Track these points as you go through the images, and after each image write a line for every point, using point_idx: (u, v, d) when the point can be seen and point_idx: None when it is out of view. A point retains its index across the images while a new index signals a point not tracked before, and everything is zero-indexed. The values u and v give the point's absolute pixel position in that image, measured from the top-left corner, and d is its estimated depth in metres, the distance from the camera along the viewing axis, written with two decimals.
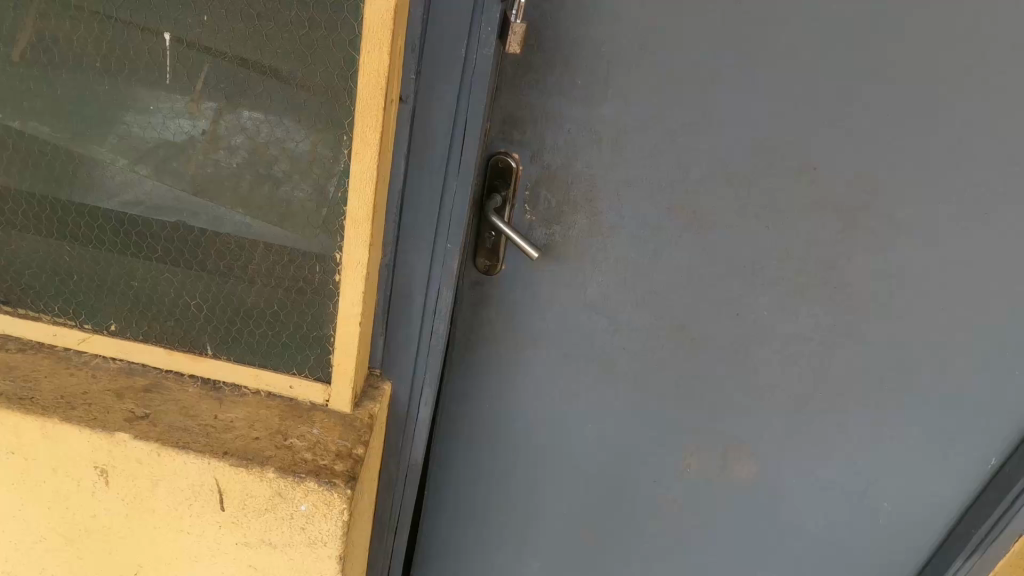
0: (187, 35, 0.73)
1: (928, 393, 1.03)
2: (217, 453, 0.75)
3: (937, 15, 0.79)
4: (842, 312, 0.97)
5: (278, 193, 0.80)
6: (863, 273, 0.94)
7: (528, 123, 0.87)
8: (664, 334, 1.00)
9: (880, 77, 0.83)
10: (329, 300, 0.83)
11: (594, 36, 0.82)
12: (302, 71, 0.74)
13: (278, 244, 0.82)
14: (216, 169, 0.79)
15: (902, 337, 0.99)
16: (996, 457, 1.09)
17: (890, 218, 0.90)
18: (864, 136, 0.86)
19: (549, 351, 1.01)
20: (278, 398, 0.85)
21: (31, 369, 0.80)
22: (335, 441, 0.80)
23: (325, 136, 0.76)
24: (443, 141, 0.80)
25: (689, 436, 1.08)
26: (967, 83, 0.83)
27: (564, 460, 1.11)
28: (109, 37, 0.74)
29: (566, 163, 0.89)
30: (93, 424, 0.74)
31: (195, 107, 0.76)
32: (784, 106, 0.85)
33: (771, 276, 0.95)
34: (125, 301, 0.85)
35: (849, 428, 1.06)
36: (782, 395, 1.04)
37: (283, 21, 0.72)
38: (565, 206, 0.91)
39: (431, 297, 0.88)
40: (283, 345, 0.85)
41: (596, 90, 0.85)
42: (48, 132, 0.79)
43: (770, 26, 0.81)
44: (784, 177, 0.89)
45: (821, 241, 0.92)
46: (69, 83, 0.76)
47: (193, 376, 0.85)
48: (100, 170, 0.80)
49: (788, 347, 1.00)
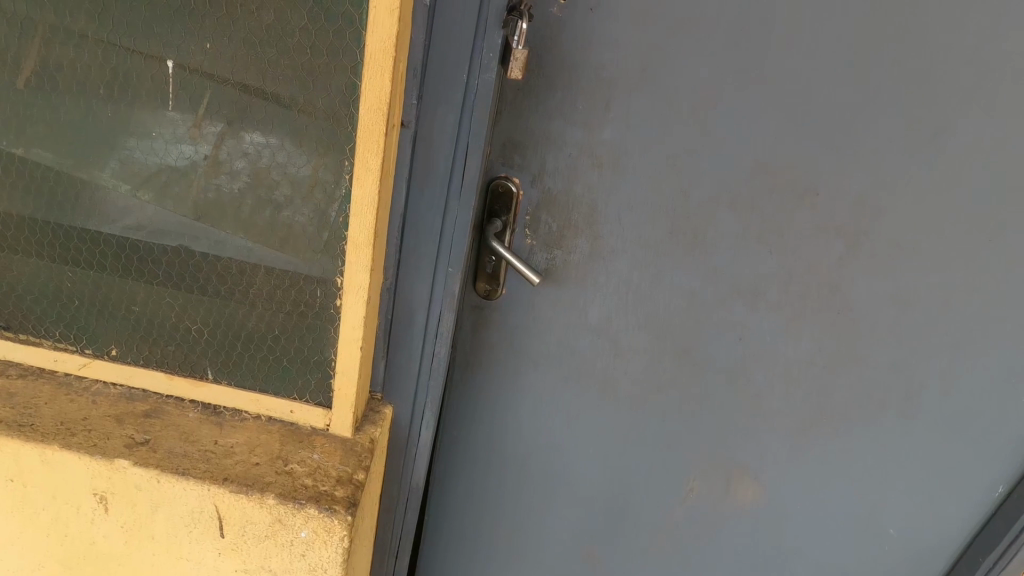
0: (188, 61, 0.73)
1: (935, 421, 1.01)
2: (217, 479, 0.75)
3: (947, 42, 0.78)
4: (848, 339, 0.95)
5: (279, 218, 0.79)
6: (870, 301, 0.92)
7: (529, 147, 0.86)
8: (666, 358, 0.98)
9: (890, 102, 0.81)
10: (329, 325, 0.82)
11: (597, 59, 0.80)
12: (304, 95, 0.73)
13: (279, 269, 0.81)
14: (218, 194, 0.79)
15: (909, 364, 0.97)
16: (1003, 485, 1.07)
17: (899, 246, 0.89)
18: (873, 162, 0.84)
19: (550, 373, 1.00)
20: (279, 422, 0.84)
21: (31, 396, 0.80)
22: (335, 467, 0.80)
23: (326, 161, 0.75)
24: (444, 166, 0.79)
25: (691, 459, 1.07)
26: (977, 109, 0.81)
27: (563, 482, 1.10)
28: (113, 63, 0.74)
29: (567, 187, 0.88)
30: (92, 451, 0.74)
31: (197, 132, 0.76)
32: (791, 131, 0.83)
33: (776, 302, 0.93)
34: (126, 325, 0.85)
35: (853, 454, 1.05)
36: (786, 420, 1.02)
37: (285, 47, 0.71)
38: (566, 230, 0.90)
39: (431, 321, 0.87)
40: (283, 370, 0.85)
41: (598, 114, 0.83)
42: (51, 158, 0.79)
43: (776, 50, 0.79)
44: (790, 203, 0.87)
45: (826, 268, 0.90)
46: (72, 109, 0.76)
47: (193, 401, 0.85)
48: (102, 195, 0.80)
49: (793, 373, 0.98)
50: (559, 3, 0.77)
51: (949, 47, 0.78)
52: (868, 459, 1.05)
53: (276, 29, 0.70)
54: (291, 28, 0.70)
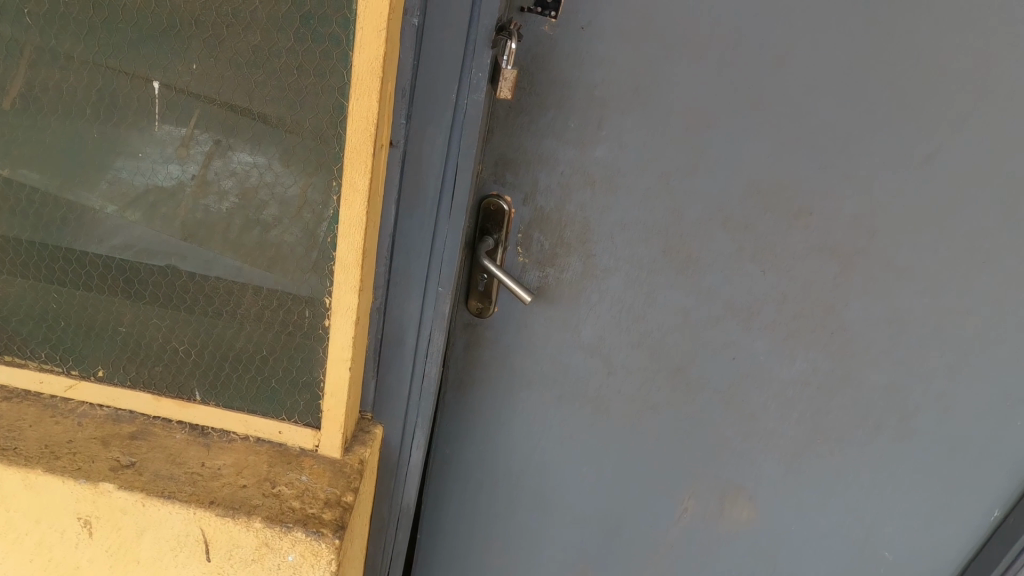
0: (175, 81, 0.72)
1: (933, 443, 1.00)
2: (203, 502, 0.74)
3: (943, 60, 0.77)
4: (843, 359, 0.94)
5: (268, 238, 0.78)
6: (865, 321, 0.91)
7: (521, 165, 0.85)
8: (659, 378, 0.97)
9: (886, 121, 0.80)
10: (318, 345, 0.81)
11: (589, 77, 0.80)
12: (291, 116, 0.72)
13: (266, 288, 0.81)
14: (206, 213, 0.78)
15: (905, 385, 0.96)
16: (999, 509, 1.06)
17: (894, 266, 0.87)
18: (868, 181, 0.83)
19: (543, 392, 0.99)
20: (267, 443, 0.84)
21: (16, 419, 0.80)
22: (323, 489, 0.79)
23: (314, 181, 0.75)
24: (434, 185, 0.78)
25: (684, 479, 1.06)
26: (973, 128, 0.80)
27: (557, 501, 1.09)
28: (99, 85, 0.73)
29: (560, 205, 0.87)
30: (76, 475, 0.74)
31: (184, 151, 0.76)
32: (784, 150, 0.82)
33: (769, 321, 0.92)
34: (113, 346, 0.85)
35: (849, 475, 1.04)
36: (780, 440, 1.01)
37: (272, 67, 0.71)
38: (558, 248, 0.90)
39: (422, 340, 0.87)
40: (272, 390, 0.84)
41: (590, 132, 0.83)
42: (38, 179, 0.79)
43: (770, 68, 0.78)
44: (784, 222, 0.86)
45: (821, 287, 0.89)
46: (59, 130, 0.76)
47: (181, 422, 0.85)
48: (90, 215, 0.80)
49: (788, 393, 0.97)
50: (551, 21, 0.77)
51: (945, 66, 0.77)
52: (864, 480, 1.04)
53: (263, 49, 0.70)
54: (277, 48, 0.70)
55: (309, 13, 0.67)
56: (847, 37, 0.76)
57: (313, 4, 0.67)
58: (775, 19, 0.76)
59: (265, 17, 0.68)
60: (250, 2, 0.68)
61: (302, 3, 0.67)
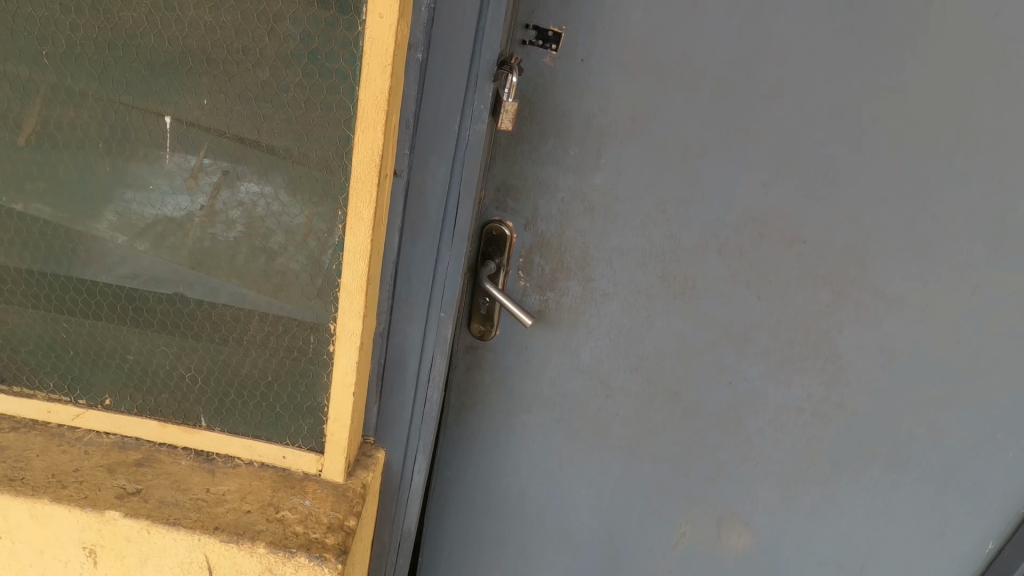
0: (186, 115, 0.75)
1: (927, 470, 1.01)
2: (208, 528, 0.75)
3: (928, 93, 0.80)
4: (837, 385, 0.96)
5: (273, 265, 0.80)
6: (858, 347, 0.93)
7: (522, 192, 0.88)
8: (658, 403, 0.99)
9: (874, 153, 0.83)
10: (323, 369, 0.83)
11: (587, 108, 0.82)
12: (298, 147, 0.75)
13: (272, 315, 0.82)
14: (213, 242, 0.80)
15: (899, 411, 0.97)
16: (993, 541, 1.07)
17: (885, 294, 0.90)
18: (857, 211, 0.86)
19: (543, 415, 1.01)
20: (271, 467, 0.85)
21: (23, 448, 0.81)
22: (326, 513, 0.79)
23: (320, 210, 0.77)
24: (437, 212, 0.80)
25: (682, 505, 1.07)
26: (960, 160, 0.83)
27: (556, 525, 1.10)
28: (112, 120, 0.76)
29: (560, 231, 0.89)
30: (82, 503, 0.75)
31: (193, 182, 0.78)
32: (777, 178, 0.85)
33: (763, 347, 0.94)
34: (121, 374, 0.86)
35: (845, 502, 1.05)
36: (776, 466, 1.02)
37: (281, 101, 0.73)
38: (558, 273, 0.92)
39: (424, 364, 0.88)
40: (276, 415, 0.85)
41: (589, 161, 0.85)
42: (49, 212, 0.81)
43: (762, 101, 0.81)
44: (777, 249, 0.88)
45: (814, 314, 0.91)
46: (70, 164, 0.78)
47: (186, 448, 0.86)
48: (99, 246, 0.81)
49: (784, 418, 0.99)
50: (551, 54, 0.80)
51: (931, 100, 0.80)
52: (860, 507, 1.05)
53: (271, 85, 0.72)
54: (286, 83, 0.72)
55: (317, 49, 0.70)
56: (836, 71, 0.79)
57: (321, 41, 0.69)
58: (766, 54, 0.79)
59: (275, 53, 0.71)
60: (260, 40, 0.70)
61: (311, 40, 0.70)
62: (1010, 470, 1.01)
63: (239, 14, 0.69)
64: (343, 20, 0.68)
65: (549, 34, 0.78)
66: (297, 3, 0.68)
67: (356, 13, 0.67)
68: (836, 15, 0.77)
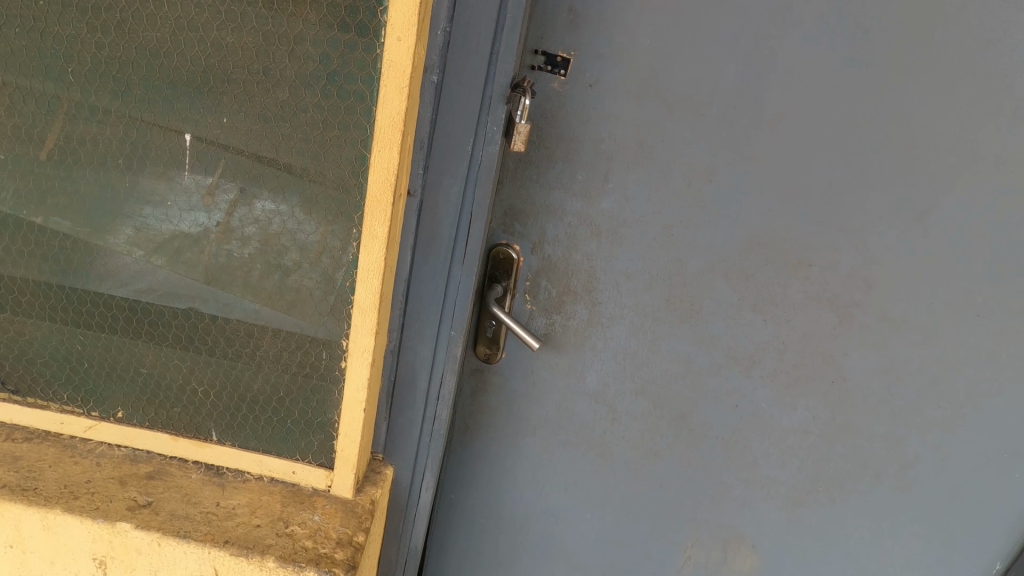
0: (206, 133, 0.76)
1: (933, 492, 1.01)
2: (217, 541, 0.76)
3: (930, 121, 0.81)
4: (842, 408, 0.96)
5: (287, 282, 0.81)
6: (864, 371, 0.94)
7: (529, 215, 0.89)
8: (662, 424, 1.00)
9: (878, 177, 0.84)
10: (333, 386, 0.84)
11: (596, 132, 0.84)
12: (314, 166, 0.76)
13: (285, 331, 0.83)
14: (228, 258, 0.81)
15: (903, 435, 0.98)
16: (1000, 564, 1.07)
17: (890, 318, 0.91)
18: (862, 238, 0.87)
19: (548, 436, 1.01)
20: (280, 483, 0.85)
21: (35, 459, 0.82)
22: (335, 529, 0.80)
23: (335, 228, 0.78)
24: (448, 233, 0.81)
25: (689, 526, 1.07)
26: (963, 187, 0.84)
27: (562, 545, 1.10)
28: (132, 136, 0.77)
29: (567, 254, 0.90)
30: (94, 514, 0.76)
31: (210, 200, 0.79)
32: (782, 203, 0.86)
33: (770, 368, 0.95)
34: (134, 387, 0.87)
35: (851, 523, 1.05)
36: (782, 488, 1.03)
37: (298, 120, 0.74)
38: (565, 296, 0.93)
39: (433, 382, 0.89)
40: (286, 430, 0.86)
41: (596, 185, 0.86)
42: (69, 227, 0.82)
43: (768, 127, 0.82)
44: (783, 272, 0.89)
45: (820, 337, 0.92)
46: (92, 179, 0.79)
47: (197, 462, 0.86)
48: (116, 260, 0.82)
49: (790, 441, 0.99)
50: (560, 79, 0.81)
51: (933, 125, 0.81)
52: (865, 530, 1.05)
53: (290, 105, 0.74)
54: (304, 103, 0.73)
55: (335, 71, 0.71)
56: (840, 99, 0.81)
57: (340, 63, 0.71)
58: (772, 81, 0.80)
59: (295, 74, 0.72)
60: (280, 61, 0.72)
61: (330, 62, 0.71)
62: (1015, 494, 1.01)
63: (260, 35, 0.71)
64: (362, 43, 0.69)
65: (558, 59, 0.80)
66: (317, 25, 0.70)
67: (375, 36, 0.69)
68: (839, 42, 0.78)
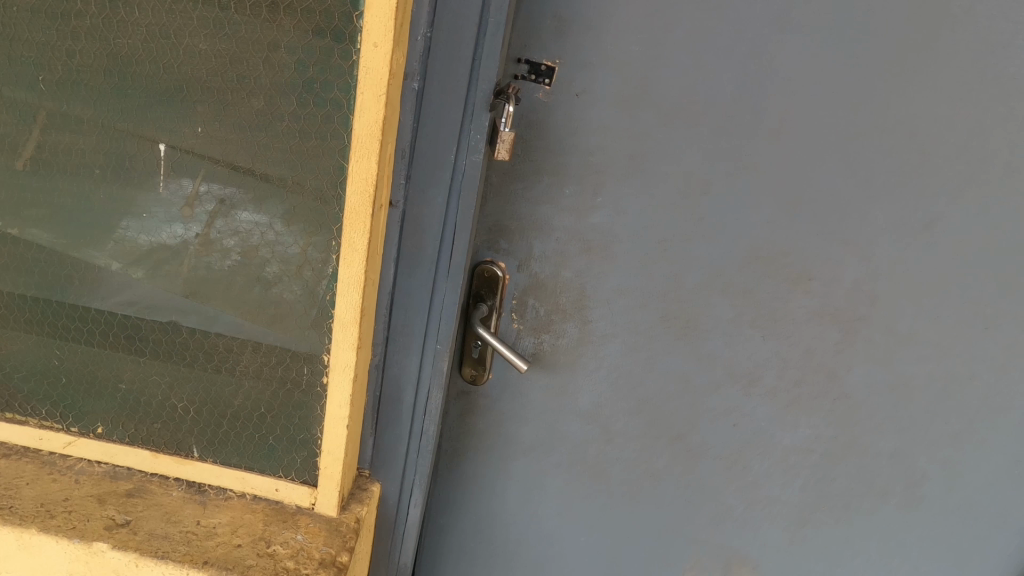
0: (181, 143, 0.73)
1: (940, 507, 0.98)
2: (196, 562, 0.73)
3: (939, 127, 0.77)
4: (846, 425, 0.93)
5: (268, 295, 0.79)
6: (869, 387, 0.90)
7: (516, 230, 0.85)
8: (658, 444, 0.96)
9: (883, 188, 0.80)
10: (317, 402, 0.81)
11: (584, 144, 0.80)
12: (293, 176, 0.73)
13: (266, 345, 0.81)
14: (209, 271, 0.79)
15: (910, 452, 0.94)
16: None
17: (896, 333, 0.87)
18: (867, 251, 0.83)
19: (539, 456, 0.98)
20: (263, 500, 0.83)
21: (14, 476, 0.80)
22: (319, 548, 0.78)
23: (314, 240, 0.75)
24: (432, 248, 0.78)
25: (689, 546, 1.04)
26: (971, 196, 0.80)
27: (557, 567, 1.07)
28: (108, 146, 0.75)
29: (556, 271, 0.87)
30: (70, 534, 0.74)
31: (189, 211, 0.77)
32: (781, 215, 0.82)
33: (769, 386, 0.91)
34: (114, 402, 0.85)
35: (857, 542, 1.01)
36: (785, 507, 0.99)
37: (275, 129, 0.72)
38: (554, 314, 0.89)
39: (420, 398, 0.86)
40: (269, 447, 0.84)
41: (585, 199, 0.83)
42: (45, 239, 0.80)
43: (767, 135, 0.78)
44: (783, 287, 0.85)
45: (822, 353, 0.88)
46: (68, 190, 0.78)
47: (178, 479, 0.84)
48: (94, 273, 0.81)
49: (792, 460, 0.96)
50: (545, 88, 0.77)
51: (941, 132, 0.77)
52: (872, 549, 1.02)
53: (266, 113, 0.71)
54: (280, 112, 0.71)
55: (312, 78, 0.68)
56: (843, 105, 0.77)
57: (316, 70, 0.68)
58: (770, 87, 0.76)
59: (270, 81, 0.70)
60: (254, 68, 0.69)
61: (306, 69, 0.68)
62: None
63: (234, 42, 0.68)
64: (338, 49, 0.67)
65: (542, 68, 0.76)
66: (292, 31, 0.67)
67: (351, 42, 0.66)
68: (842, 46, 0.74)
